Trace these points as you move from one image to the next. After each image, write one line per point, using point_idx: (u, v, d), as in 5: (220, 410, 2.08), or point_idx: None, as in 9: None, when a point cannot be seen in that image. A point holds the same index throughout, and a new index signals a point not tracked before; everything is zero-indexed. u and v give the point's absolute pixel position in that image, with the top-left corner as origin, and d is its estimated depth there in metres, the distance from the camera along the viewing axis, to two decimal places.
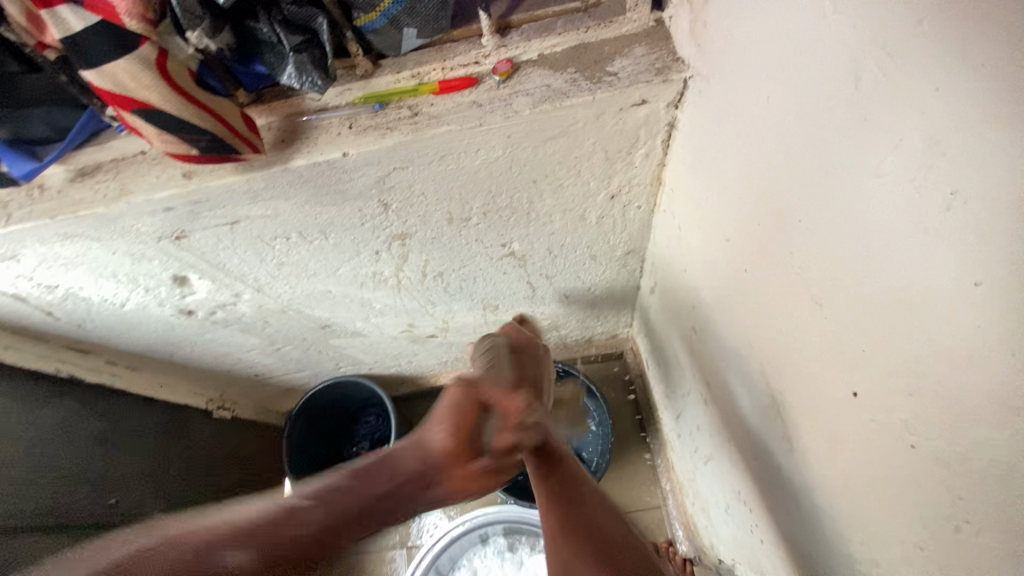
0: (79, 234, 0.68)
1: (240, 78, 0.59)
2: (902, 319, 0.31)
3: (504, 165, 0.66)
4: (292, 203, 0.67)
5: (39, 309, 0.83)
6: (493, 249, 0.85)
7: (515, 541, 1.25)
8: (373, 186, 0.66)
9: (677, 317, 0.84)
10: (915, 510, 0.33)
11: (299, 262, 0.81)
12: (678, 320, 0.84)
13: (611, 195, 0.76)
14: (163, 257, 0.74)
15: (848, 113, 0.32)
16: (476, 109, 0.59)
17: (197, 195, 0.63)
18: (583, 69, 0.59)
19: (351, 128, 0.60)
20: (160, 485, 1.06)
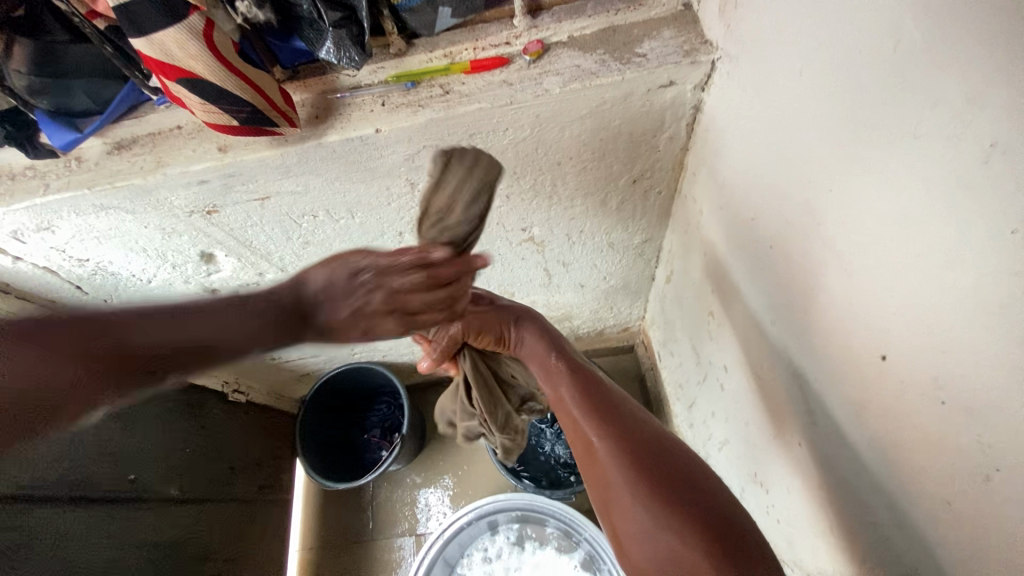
0: (114, 206, 0.69)
1: (278, 53, 0.61)
2: (936, 277, 0.32)
3: (531, 146, 0.67)
4: (323, 180, 0.69)
5: (68, 283, 0.84)
6: (513, 233, 0.87)
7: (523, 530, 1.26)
8: (402, 164, 0.68)
9: (695, 304, 0.85)
10: (947, 466, 0.34)
11: (324, 242, 0.82)
12: (695, 307, 0.85)
13: (633, 179, 0.77)
14: (193, 232, 0.76)
15: (885, 77, 0.33)
16: (507, 88, 0.60)
17: (231, 168, 0.64)
18: (612, 50, 0.60)
19: (384, 105, 0.62)
20: (176, 464, 1.08)
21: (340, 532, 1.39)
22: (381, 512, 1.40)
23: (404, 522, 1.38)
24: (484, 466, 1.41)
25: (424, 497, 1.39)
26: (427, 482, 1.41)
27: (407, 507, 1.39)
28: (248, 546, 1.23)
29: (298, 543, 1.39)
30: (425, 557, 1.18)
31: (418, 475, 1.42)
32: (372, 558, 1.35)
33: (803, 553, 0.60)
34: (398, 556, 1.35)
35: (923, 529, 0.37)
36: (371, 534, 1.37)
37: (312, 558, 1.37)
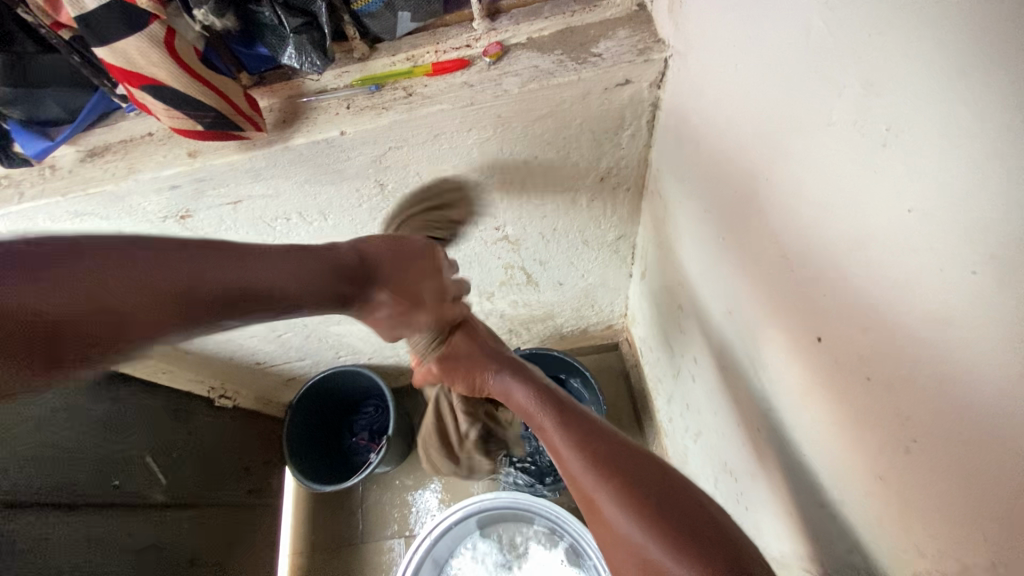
0: (89, 212, 0.70)
1: (243, 60, 0.62)
2: (854, 258, 0.33)
3: (495, 146, 0.69)
4: (293, 182, 0.70)
5: None
6: (487, 232, 0.88)
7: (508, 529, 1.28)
8: (370, 165, 0.69)
9: (668, 299, 0.86)
10: (875, 441, 0.35)
11: (299, 245, 0.84)
12: (668, 302, 0.86)
13: (600, 176, 0.78)
14: (169, 237, 0.77)
15: (802, 67, 0.35)
16: (468, 89, 0.62)
17: (202, 173, 0.66)
18: (569, 51, 0.62)
19: (349, 108, 0.63)
20: (163, 469, 1.09)
21: (331, 536, 1.41)
22: (370, 515, 1.42)
23: (393, 524, 1.40)
24: None
25: (413, 499, 1.42)
26: (416, 483, 1.43)
27: (395, 509, 1.41)
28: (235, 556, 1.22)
29: (287, 548, 1.41)
30: (412, 558, 1.19)
31: (407, 477, 1.44)
32: (363, 560, 1.37)
33: (769, 538, 0.61)
34: (389, 558, 1.36)
35: (860, 505, 0.39)
36: (362, 537, 1.39)
37: (303, 562, 1.39)
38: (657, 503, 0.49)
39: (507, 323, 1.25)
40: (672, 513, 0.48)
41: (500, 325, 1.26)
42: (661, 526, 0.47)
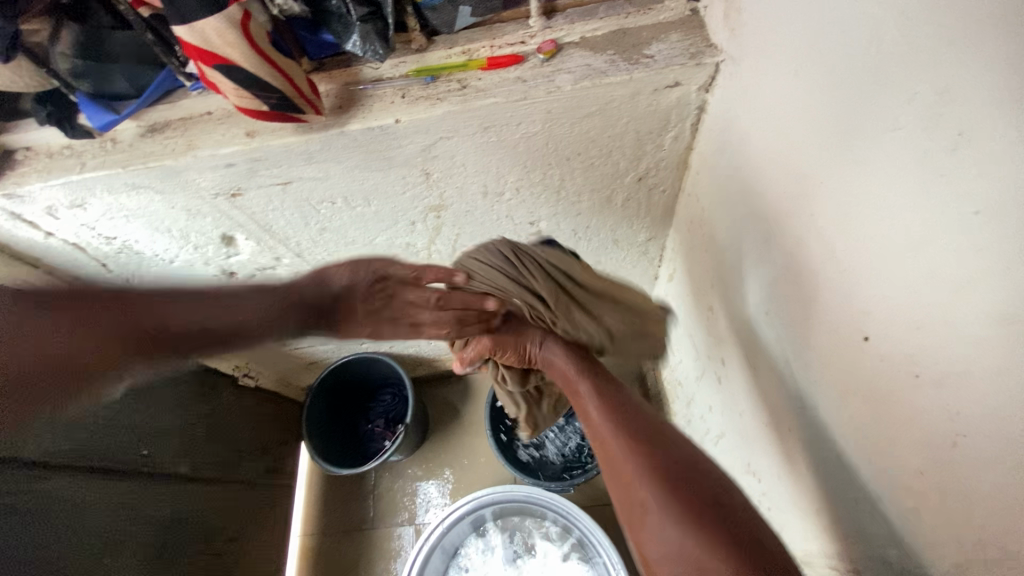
0: (145, 185, 0.73)
1: (306, 46, 0.65)
2: (911, 257, 0.35)
3: (541, 141, 0.71)
4: (343, 167, 0.72)
5: (94, 259, 0.88)
6: (522, 226, 0.90)
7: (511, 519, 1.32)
8: (419, 154, 0.71)
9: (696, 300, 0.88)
10: (918, 438, 0.37)
11: (340, 229, 0.86)
12: (697, 304, 0.87)
13: (639, 177, 0.80)
14: (217, 214, 0.79)
15: (870, 74, 0.36)
16: (521, 84, 0.64)
17: (257, 152, 0.68)
18: (622, 52, 0.64)
19: (404, 97, 0.66)
20: (186, 441, 1.13)
21: (342, 520, 1.43)
22: (382, 501, 1.44)
23: (404, 512, 1.42)
24: (483, 459, 1.44)
25: (424, 488, 1.44)
26: (428, 473, 1.45)
27: (407, 497, 1.43)
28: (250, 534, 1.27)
29: (298, 530, 1.43)
30: (422, 551, 1.21)
31: (419, 466, 1.46)
32: (373, 546, 1.39)
33: (792, 538, 0.62)
34: (397, 545, 1.38)
35: (898, 502, 0.40)
36: (372, 523, 1.41)
37: (313, 544, 1.41)
38: (700, 499, 0.50)
39: None
40: (711, 512, 0.49)
41: None
42: (708, 532, 0.47)
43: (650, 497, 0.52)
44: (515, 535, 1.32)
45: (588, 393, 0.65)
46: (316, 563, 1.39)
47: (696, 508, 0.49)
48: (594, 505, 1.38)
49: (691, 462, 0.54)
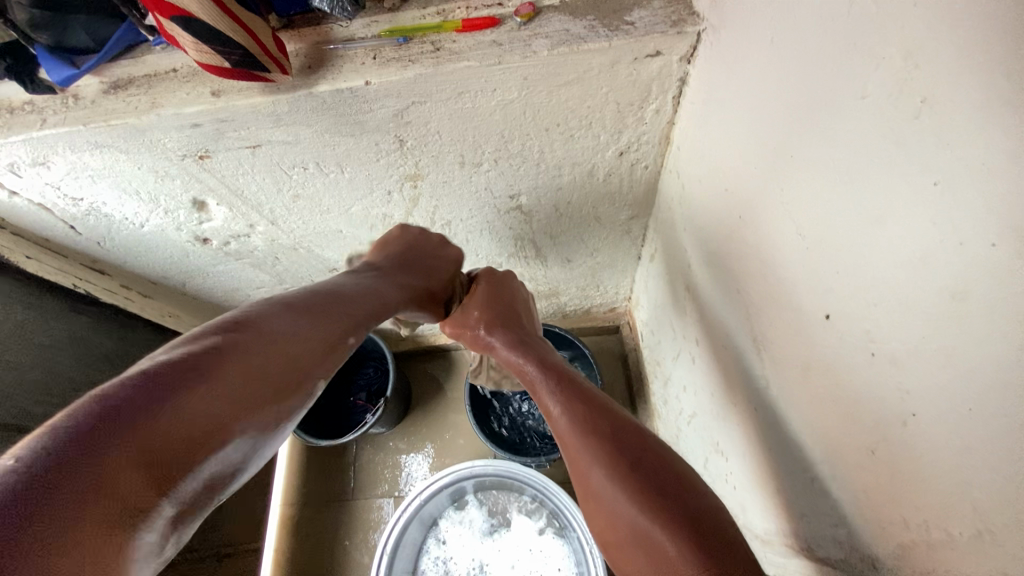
0: (109, 144, 0.70)
1: (273, 1, 0.62)
2: (872, 232, 0.34)
3: (518, 110, 0.69)
4: (313, 131, 0.70)
5: (61, 222, 0.85)
6: (501, 200, 0.88)
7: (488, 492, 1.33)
8: (392, 120, 0.69)
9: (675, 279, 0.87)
10: (870, 417, 0.36)
11: (314, 197, 0.84)
12: (676, 284, 0.87)
13: (620, 151, 0.78)
14: (185, 177, 0.77)
15: (841, 40, 0.35)
16: (496, 48, 0.62)
17: (223, 113, 0.66)
18: (602, 17, 0.61)
19: (375, 59, 0.63)
20: None
21: (322, 490, 1.43)
22: (362, 473, 1.45)
23: (384, 483, 1.43)
24: (464, 434, 1.45)
25: (405, 461, 1.44)
26: (408, 447, 1.46)
27: (387, 469, 1.44)
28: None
29: (279, 500, 1.42)
30: (400, 523, 1.22)
31: (400, 439, 1.47)
32: (353, 516, 1.40)
33: (753, 516, 0.63)
34: (377, 516, 1.40)
35: (851, 482, 0.40)
36: (352, 494, 1.42)
37: (293, 514, 1.40)
38: (650, 477, 0.52)
39: None
40: (663, 492, 0.51)
41: None
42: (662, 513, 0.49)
43: (601, 482, 0.54)
44: (491, 508, 1.33)
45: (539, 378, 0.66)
46: (296, 533, 1.39)
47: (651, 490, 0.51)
48: (572, 481, 1.40)
49: (638, 440, 0.56)
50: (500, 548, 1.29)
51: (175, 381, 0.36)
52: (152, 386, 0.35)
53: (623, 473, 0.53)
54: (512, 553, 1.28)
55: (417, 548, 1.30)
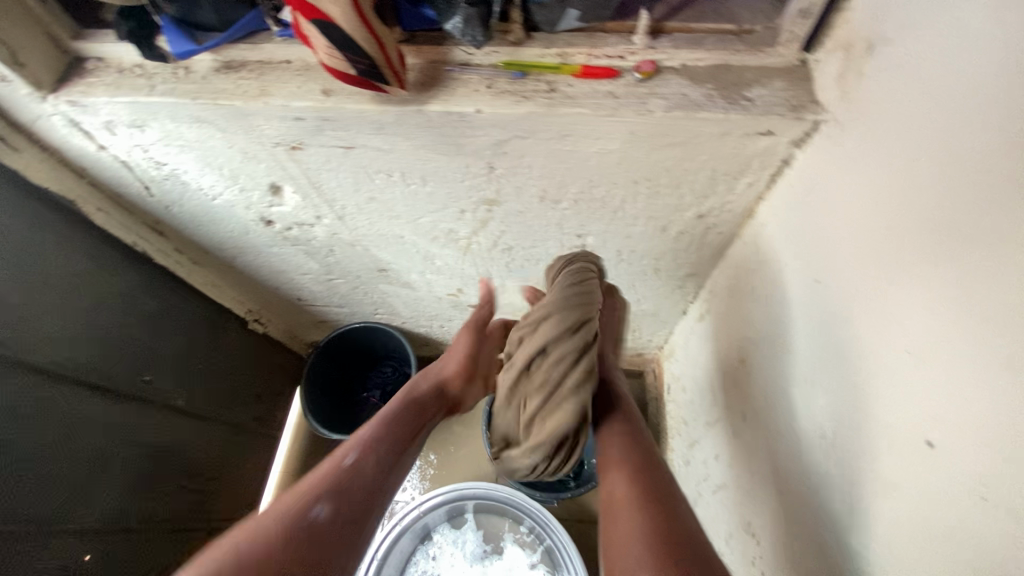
0: (209, 120, 0.71)
1: (402, 16, 0.64)
2: (1012, 381, 0.33)
3: (615, 160, 0.69)
4: (410, 144, 0.70)
5: (139, 181, 0.86)
6: (567, 237, 0.89)
7: (485, 516, 1.34)
8: (489, 148, 0.69)
9: (727, 343, 0.86)
10: (966, 559, 0.36)
11: (388, 202, 0.85)
12: (727, 350, 0.86)
13: (699, 214, 0.79)
14: (272, 162, 0.78)
15: (1009, 181, 0.34)
16: (612, 100, 0.62)
17: (329, 112, 0.66)
18: (721, 88, 0.62)
19: (489, 88, 0.64)
20: (183, 377, 1.13)
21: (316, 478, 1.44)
22: None
23: None
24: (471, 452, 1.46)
25: None
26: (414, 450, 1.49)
27: None
28: (230, 476, 1.28)
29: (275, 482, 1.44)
30: (391, 528, 1.25)
31: None
32: None
33: None
34: None
35: None
36: None
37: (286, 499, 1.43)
38: (668, 530, 0.53)
39: None
40: (674, 544, 0.51)
41: None
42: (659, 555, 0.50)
43: (633, 527, 0.54)
44: (486, 532, 1.33)
45: (620, 422, 0.69)
46: None
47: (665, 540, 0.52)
48: (569, 519, 1.40)
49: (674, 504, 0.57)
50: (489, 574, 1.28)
51: (405, 448, 0.67)
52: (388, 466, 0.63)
53: (639, 493, 0.58)
54: None
55: (405, 558, 1.29)
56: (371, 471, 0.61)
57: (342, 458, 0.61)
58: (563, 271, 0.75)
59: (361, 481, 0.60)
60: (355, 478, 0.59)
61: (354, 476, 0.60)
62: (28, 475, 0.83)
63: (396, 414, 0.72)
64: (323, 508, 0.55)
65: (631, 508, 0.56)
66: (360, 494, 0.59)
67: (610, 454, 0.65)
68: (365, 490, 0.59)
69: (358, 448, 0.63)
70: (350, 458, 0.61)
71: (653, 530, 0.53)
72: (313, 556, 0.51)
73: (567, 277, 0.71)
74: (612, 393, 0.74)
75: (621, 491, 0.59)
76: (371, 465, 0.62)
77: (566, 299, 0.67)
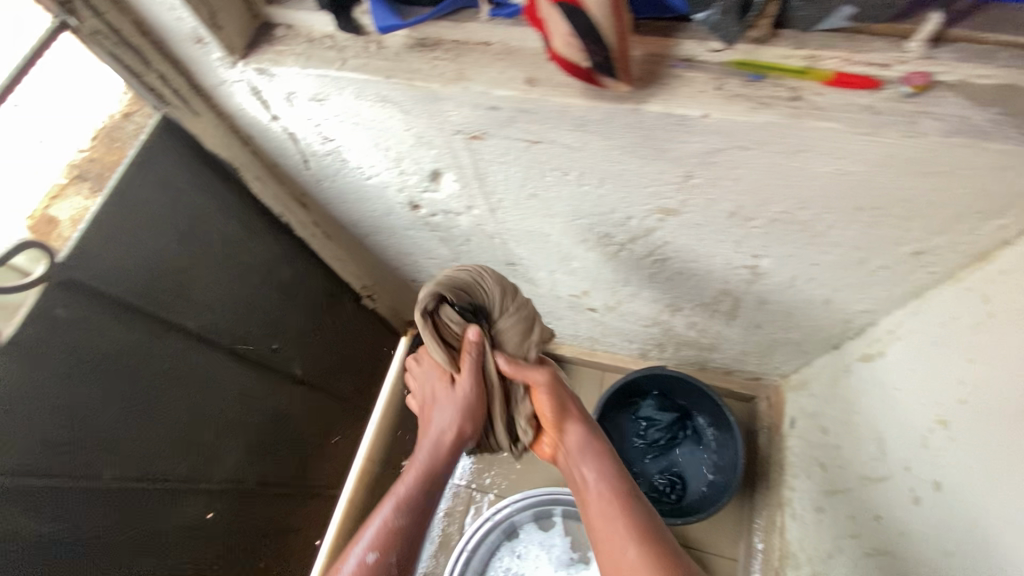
0: (394, 101, 0.67)
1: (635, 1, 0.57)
2: None
3: (845, 183, 0.60)
4: (607, 145, 0.64)
5: (300, 154, 0.84)
6: (738, 257, 0.80)
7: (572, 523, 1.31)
8: (697, 157, 0.62)
9: (896, 397, 0.81)
10: None
11: (550, 201, 0.80)
12: (894, 404, 0.81)
13: (915, 251, 0.68)
14: (444, 148, 0.74)
15: None
16: (871, 116, 0.53)
17: (531, 103, 0.61)
18: (1012, 113, 0.51)
19: (719, 90, 0.56)
20: (305, 347, 1.15)
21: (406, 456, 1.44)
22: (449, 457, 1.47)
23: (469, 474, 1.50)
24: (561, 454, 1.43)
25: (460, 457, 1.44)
26: None
27: (476, 461, 1.43)
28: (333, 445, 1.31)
29: (364, 453, 1.40)
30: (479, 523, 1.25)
31: None
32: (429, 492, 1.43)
33: None
34: None
35: None
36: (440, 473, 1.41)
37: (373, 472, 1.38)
38: (652, 550, 0.70)
39: (664, 337, 1.20)
40: (660, 553, 0.70)
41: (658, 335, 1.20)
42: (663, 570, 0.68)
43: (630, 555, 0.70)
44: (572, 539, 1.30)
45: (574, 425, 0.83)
46: (372, 491, 1.37)
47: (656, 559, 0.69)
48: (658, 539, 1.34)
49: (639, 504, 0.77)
50: None
51: (411, 534, 0.77)
52: (412, 538, 0.77)
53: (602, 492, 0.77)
54: None
55: (490, 552, 1.30)
56: (400, 514, 0.77)
57: (387, 522, 0.76)
58: (500, 310, 0.80)
59: (401, 541, 0.76)
60: (385, 540, 0.75)
61: (381, 550, 0.75)
62: (168, 431, 0.86)
63: (413, 501, 0.78)
64: (374, 555, 0.74)
65: (616, 516, 0.74)
66: (395, 544, 0.75)
67: (582, 460, 0.81)
68: (398, 548, 0.75)
69: (376, 552, 0.74)
70: (374, 557, 0.74)
71: (645, 537, 0.72)
72: (400, 540, 0.76)
73: (506, 326, 0.79)
74: (551, 415, 0.82)
75: (615, 522, 0.74)
76: (390, 556, 0.74)
77: (450, 282, 0.78)
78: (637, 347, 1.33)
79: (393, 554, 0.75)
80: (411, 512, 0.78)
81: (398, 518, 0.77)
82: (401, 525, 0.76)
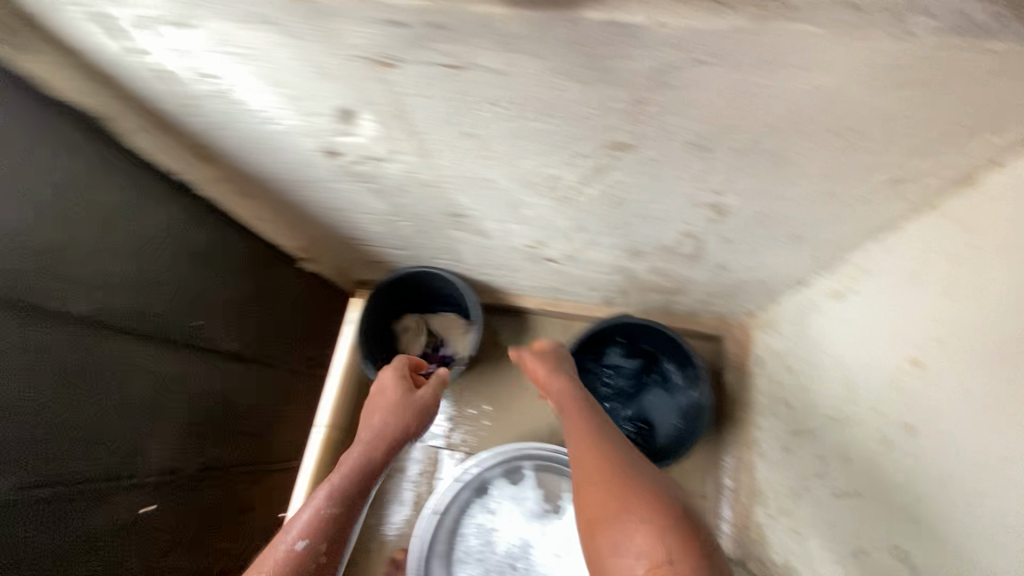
0: (274, 21, 0.53)
1: None
2: None
3: (821, 101, 0.51)
4: (540, 66, 0.53)
5: (181, 97, 0.71)
6: (700, 194, 0.72)
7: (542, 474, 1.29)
8: (648, 77, 0.51)
9: (869, 337, 0.76)
10: None
11: (486, 140, 0.68)
12: (867, 345, 0.76)
13: (893, 178, 0.61)
14: (347, 82, 0.62)
15: None
16: (855, 13, 0.43)
17: (441, 16, 0.48)
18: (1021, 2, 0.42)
19: None
20: (235, 318, 1.04)
21: None
22: None
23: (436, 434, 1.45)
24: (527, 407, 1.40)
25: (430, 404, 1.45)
26: (468, 398, 1.45)
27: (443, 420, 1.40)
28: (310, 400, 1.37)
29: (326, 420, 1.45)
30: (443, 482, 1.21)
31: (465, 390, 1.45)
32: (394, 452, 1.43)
33: None
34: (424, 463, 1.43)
35: None
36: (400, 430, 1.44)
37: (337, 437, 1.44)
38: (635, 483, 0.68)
39: (627, 283, 1.14)
40: (631, 491, 0.66)
41: (620, 281, 1.14)
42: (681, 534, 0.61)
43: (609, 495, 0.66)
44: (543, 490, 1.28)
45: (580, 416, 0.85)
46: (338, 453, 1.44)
47: (671, 523, 0.62)
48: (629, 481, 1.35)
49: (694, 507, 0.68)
50: (546, 531, 1.25)
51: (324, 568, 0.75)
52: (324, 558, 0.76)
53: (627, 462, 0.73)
54: (556, 540, 1.24)
55: (461, 509, 1.27)
56: (318, 513, 0.80)
57: (319, 513, 0.79)
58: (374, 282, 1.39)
59: (327, 537, 0.78)
60: (322, 540, 0.77)
61: (335, 499, 0.82)
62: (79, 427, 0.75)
63: (339, 487, 0.84)
64: (299, 544, 0.76)
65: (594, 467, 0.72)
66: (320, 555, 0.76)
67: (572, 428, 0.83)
68: (307, 533, 0.77)
69: (302, 540, 0.76)
70: (297, 546, 0.75)
71: (654, 498, 0.65)
72: (330, 527, 0.79)
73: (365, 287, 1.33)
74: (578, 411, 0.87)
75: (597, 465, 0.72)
76: (316, 514, 0.79)
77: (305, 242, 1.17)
78: (601, 294, 1.26)
79: (301, 544, 0.76)
80: (322, 509, 0.80)
81: (310, 513, 0.80)
82: (332, 521, 0.79)
